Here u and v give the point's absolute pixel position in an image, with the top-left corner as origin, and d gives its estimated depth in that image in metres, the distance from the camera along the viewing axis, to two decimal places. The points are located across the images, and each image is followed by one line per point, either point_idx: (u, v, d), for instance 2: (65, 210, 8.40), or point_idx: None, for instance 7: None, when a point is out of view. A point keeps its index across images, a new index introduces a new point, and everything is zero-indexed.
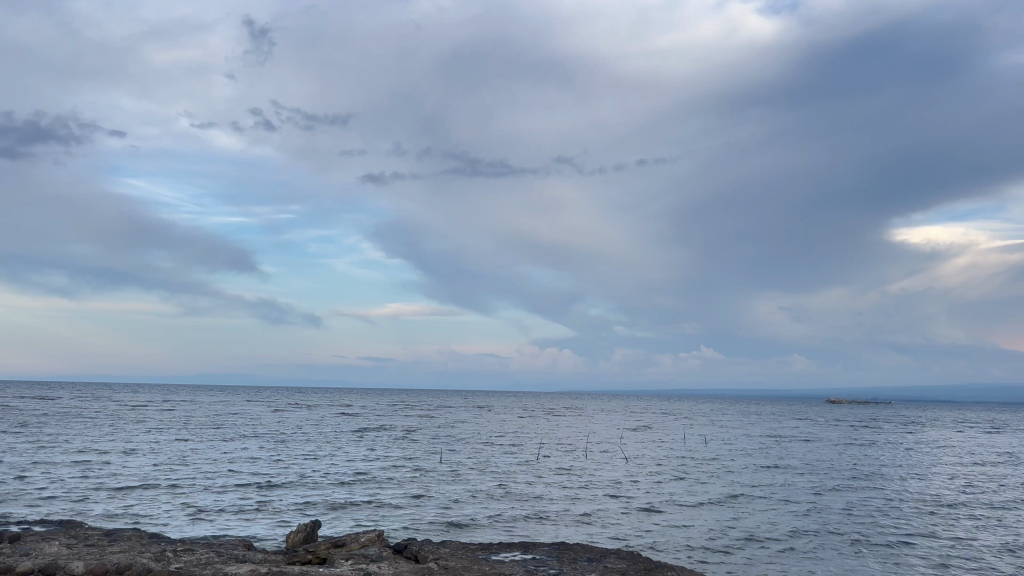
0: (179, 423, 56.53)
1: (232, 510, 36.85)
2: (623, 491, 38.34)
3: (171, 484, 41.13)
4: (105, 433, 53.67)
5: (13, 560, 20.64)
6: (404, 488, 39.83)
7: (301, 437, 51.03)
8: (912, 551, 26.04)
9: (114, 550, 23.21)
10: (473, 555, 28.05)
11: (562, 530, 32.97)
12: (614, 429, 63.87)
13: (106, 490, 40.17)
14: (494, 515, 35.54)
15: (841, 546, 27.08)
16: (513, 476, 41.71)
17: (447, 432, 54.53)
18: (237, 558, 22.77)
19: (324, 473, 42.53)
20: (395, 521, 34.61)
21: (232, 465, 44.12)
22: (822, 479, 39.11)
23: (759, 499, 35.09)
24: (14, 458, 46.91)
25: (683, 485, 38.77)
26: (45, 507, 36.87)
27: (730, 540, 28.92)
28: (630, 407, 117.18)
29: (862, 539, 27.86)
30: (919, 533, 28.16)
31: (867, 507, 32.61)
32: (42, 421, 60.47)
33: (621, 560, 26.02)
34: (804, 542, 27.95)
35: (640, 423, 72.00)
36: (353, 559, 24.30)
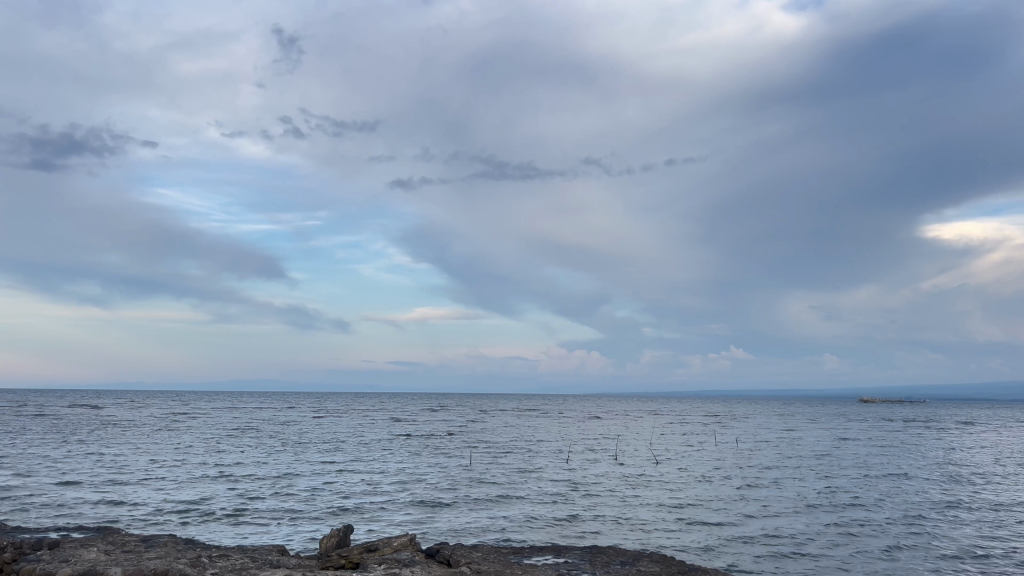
0: (218, 429, 57.06)
1: (266, 515, 37.09)
2: (655, 493, 38.22)
3: (203, 489, 41.63)
4: (143, 439, 54.76)
5: (51, 568, 20.79)
6: (436, 492, 39.88)
7: (334, 441, 51.60)
8: (945, 553, 25.59)
9: (151, 556, 23.41)
10: (506, 559, 28.09)
11: (596, 532, 32.93)
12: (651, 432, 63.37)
13: (140, 495, 40.81)
14: (526, 518, 35.42)
15: (875, 549, 26.66)
16: (547, 479, 41.59)
17: (485, 436, 54.24)
18: (271, 563, 22.91)
19: (357, 477, 42.83)
20: (428, 525, 34.63)
21: (268, 471, 44.37)
22: (858, 480, 38.51)
23: (793, 500, 34.90)
24: (55, 466, 47.71)
25: (717, 487, 38.60)
26: (85, 513, 37.46)
27: (767, 543, 28.66)
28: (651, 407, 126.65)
29: (903, 540, 27.49)
30: (955, 535, 27.61)
31: (902, 508, 32.20)
32: (85, 428, 61.41)
33: (654, 563, 25.77)
34: (843, 544, 27.59)
35: (676, 425, 71.48)
36: (386, 563, 24.31)
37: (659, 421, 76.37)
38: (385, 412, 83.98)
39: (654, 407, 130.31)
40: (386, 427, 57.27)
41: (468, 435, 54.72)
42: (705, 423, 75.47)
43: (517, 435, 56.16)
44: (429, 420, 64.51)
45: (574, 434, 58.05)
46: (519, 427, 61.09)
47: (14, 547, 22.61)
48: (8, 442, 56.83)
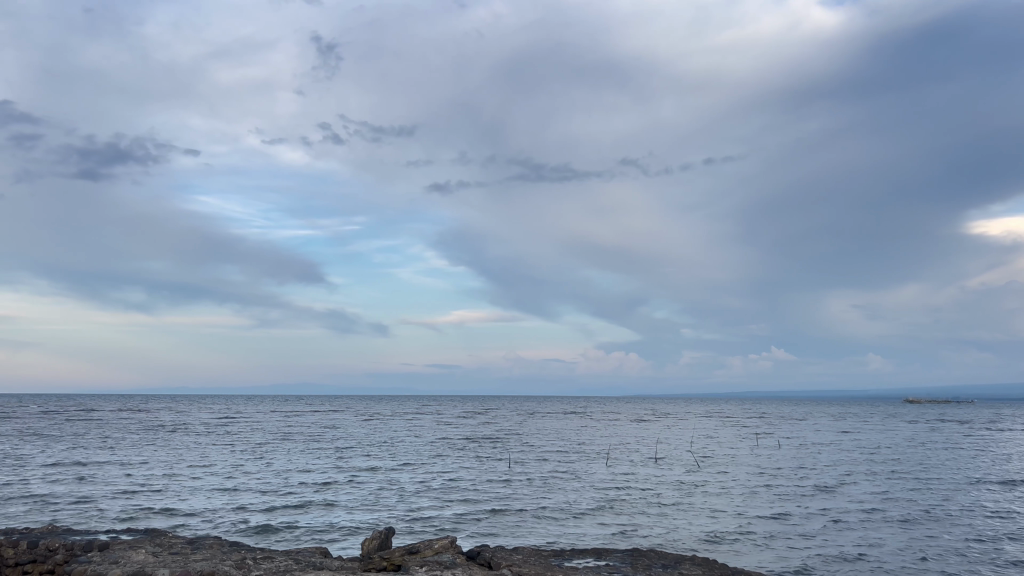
0: (262, 433, 57.69)
1: (308, 517, 37.54)
2: (699, 496, 37.79)
3: (247, 491, 42.33)
4: (190, 442, 55.58)
5: (102, 568, 21.22)
6: (477, 495, 39.87)
7: (375, 443, 52.15)
8: (992, 562, 24.95)
9: (198, 558, 23.80)
10: (547, 562, 28.03)
11: (636, 535, 32.76)
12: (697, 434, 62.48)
13: (185, 497, 41.57)
14: (568, 522, 35.25)
15: (921, 556, 26.09)
16: (588, 482, 41.31)
17: (527, 439, 54.06)
18: (315, 565, 23.14)
19: (397, 479, 43.16)
20: (469, 528, 34.65)
21: (313, 474, 44.80)
22: (904, 484, 37.59)
23: (837, 504, 34.33)
24: (106, 469, 48.71)
25: (760, 490, 38.18)
26: (135, 515, 38.20)
27: (810, 547, 28.28)
28: (659, 407, 138.45)
29: (951, 548, 26.79)
30: (1004, 544, 26.82)
31: (953, 513, 31.49)
32: (134, 432, 62.55)
33: (696, 567, 25.51)
34: (891, 550, 27.07)
35: (721, 427, 70.47)
36: (426, 565, 24.35)
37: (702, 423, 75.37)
38: (407, 412, 94.92)
39: (677, 407, 136.38)
40: (429, 430, 57.34)
41: (510, 438, 54.60)
42: (748, 425, 74.85)
43: (559, 437, 55.87)
44: (472, 424, 64.45)
45: (617, 437, 57.49)
46: (563, 430, 60.69)
47: (66, 547, 23.15)
48: (60, 445, 58.37)
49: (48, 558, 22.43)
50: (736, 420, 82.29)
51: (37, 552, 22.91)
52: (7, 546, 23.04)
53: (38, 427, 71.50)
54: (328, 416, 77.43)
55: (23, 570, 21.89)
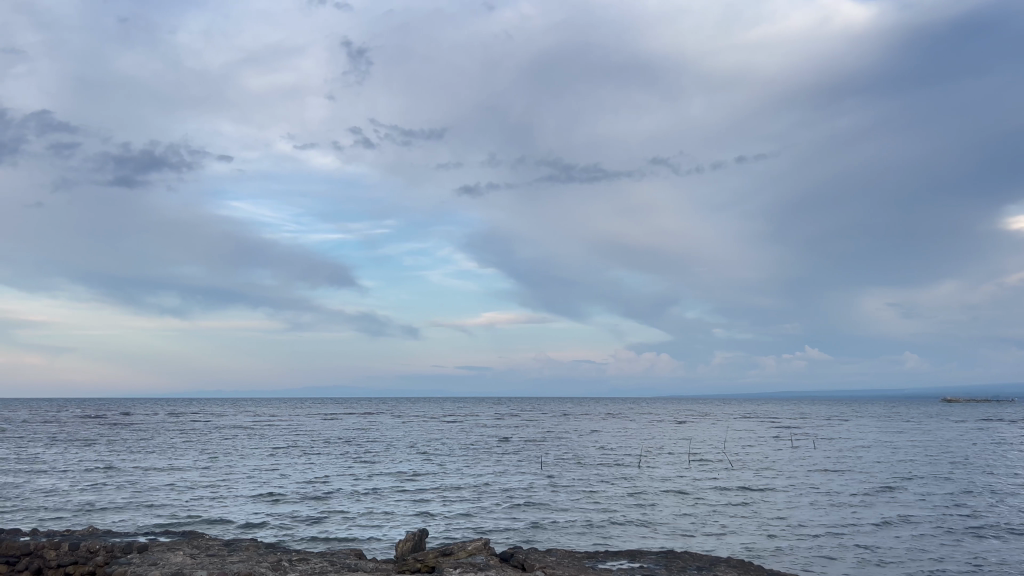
0: (296, 435, 58.13)
1: (343, 518, 37.92)
2: (734, 498, 37.50)
3: (282, 492, 42.86)
4: (225, 445, 56.14)
5: (143, 569, 21.53)
6: (509, 496, 39.93)
7: (407, 444, 52.69)
8: None
9: (234, 560, 23.98)
10: (580, 564, 27.88)
11: (670, 536, 32.67)
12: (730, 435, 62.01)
13: (221, 500, 42.06)
14: (601, 523, 35.20)
15: (959, 560, 25.65)
16: (620, 484, 41.20)
17: (559, 441, 53.99)
18: (350, 567, 23.16)
19: (430, 480, 43.55)
20: (502, 529, 34.68)
21: (347, 476, 45.12)
22: (943, 486, 37.06)
23: (873, 505, 34.06)
24: (143, 472, 49.32)
25: (793, 491, 37.92)
26: (172, 517, 38.82)
27: (848, 549, 27.91)
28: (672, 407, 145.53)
29: (991, 553, 26.29)
30: None
31: (990, 515, 31.10)
32: (169, 436, 63.30)
33: (732, 569, 25.28)
34: (931, 554, 26.60)
35: (757, 428, 69.75)
36: (461, 567, 24.35)
37: (736, 424, 74.61)
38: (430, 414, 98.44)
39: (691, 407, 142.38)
40: (460, 433, 57.41)
41: (542, 440, 54.54)
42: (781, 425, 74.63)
43: (591, 439, 55.71)
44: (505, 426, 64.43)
45: (649, 438, 57.22)
46: (595, 432, 60.47)
47: (107, 549, 23.39)
48: (99, 449, 59.25)
49: (89, 559, 22.67)
50: (770, 420, 81.92)
51: (78, 554, 23.19)
52: (48, 548, 23.32)
53: (76, 431, 72.60)
54: (362, 418, 78.36)
55: (65, 571, 22.14)
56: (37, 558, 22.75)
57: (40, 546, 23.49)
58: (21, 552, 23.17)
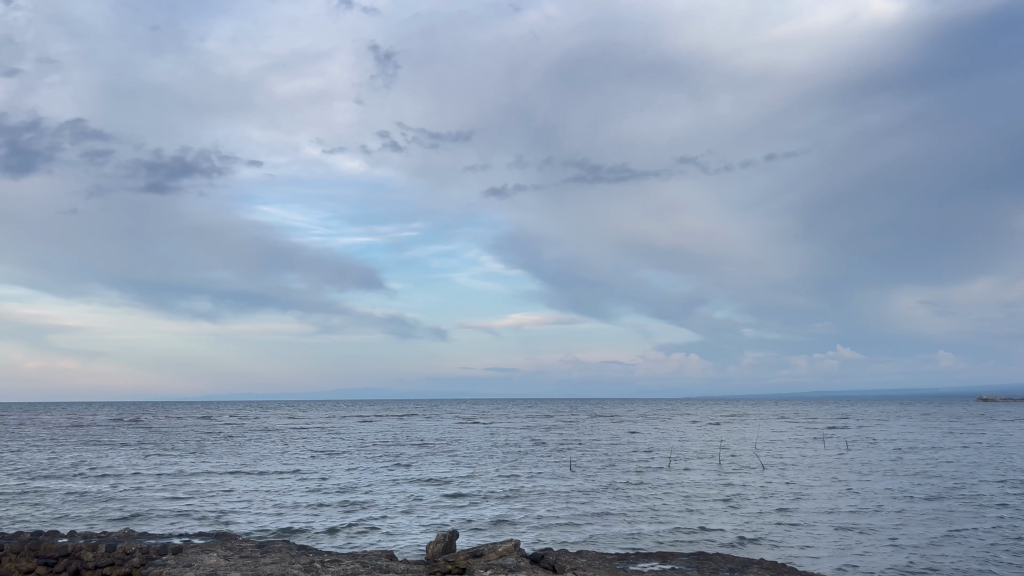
0: (326, 438, 58.53)
1: (374, 517, 38.42)
2: (765, 498, 37.34)
3: (315, 492, 43.42)
4: (258, 448, 56.64)
5: (179, 571, 21.73)
6: (539, 496, 40.11)
7: (437, 445, 53.21)
8: None
9: (267, 562, 24.09)
10: (612, 564, 27.77)
11: (701, 536, 32.67)
12: (762, 436, 61.61)
13: (255, 501, 42.57)
14: (633, 523, 35.15)
15: (993, 563, 25.30)
16: (651, 484, 41.15)
17: (590, 442, 53.96)
18: (382, 568, 23.19)
19: (460, 480, 43.96)
20: (535, 530, 34.81)
21: (379, 477, 45.48)
22: (977, 487, 36.50)
23: (907, 505, 33.69)
24: (177, 474, 49.95)
25: (827, 490, 37.66)
26: (209, 517, 39.47)
27: (878, 550, 27.67)
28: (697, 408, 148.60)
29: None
30: None
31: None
32: (201, 439, 63.98)
33: (764, 570, 25.09)
34: (964, 556, 26.29)
35: (791, 429, 69.02)
36: (492, 568, 24.34)
37: (769, 425, 74.01)
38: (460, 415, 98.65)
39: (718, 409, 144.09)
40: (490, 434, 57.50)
41: (573, 441, 54.53)
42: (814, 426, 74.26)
43: (622, 440, 55.51)
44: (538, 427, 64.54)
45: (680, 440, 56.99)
46: (626, 433, 60.26)
47: (142, 551, 23.61)
48: (133, 452, 60.06)
49: (126, 561, 22.87)
50: (802, 421, 81.43)
51: (115, 555, 23.46)
52: (86, 550, 23.59)
53: (110, 434, 73.62)
54: (394, 420, 79.04)
55: (102, 572, 22.37)
56: (75, 560, 23.01)
57: (78, 547, 23.78)
58: (60, 553, 23.46)
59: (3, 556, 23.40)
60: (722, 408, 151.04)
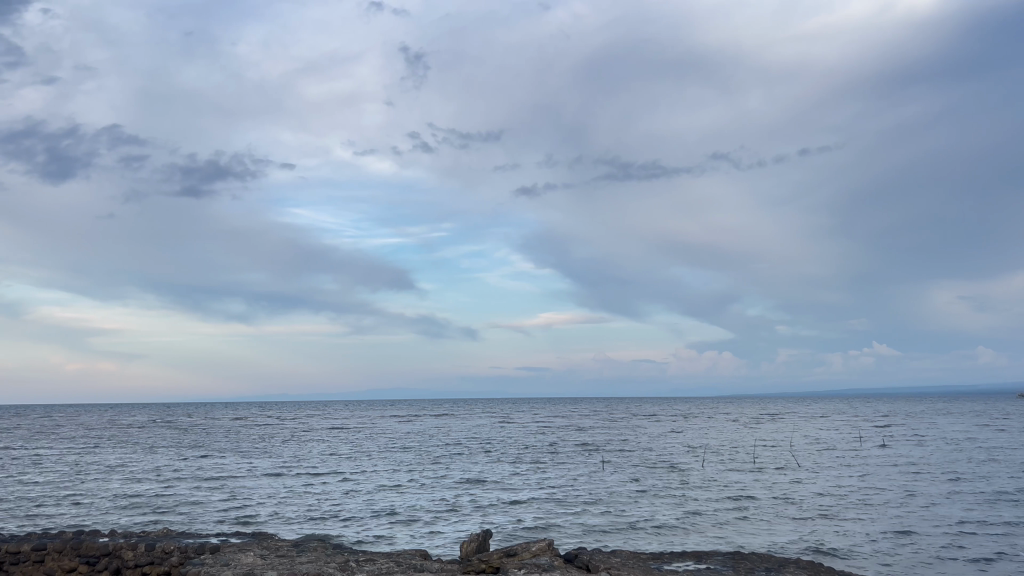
0: (362, 438, 58.72)
1: (409, 517, 38.48)
2: (803, 497, 36.78)
3: (352, 493, 43.65)
4: (295, 449, 56.94)
5: (216, 570, 21.96)
6: (573, 496, 39.91)
7: (473, 445, 53.12)
8: None
9: (303, 561, 24.27)
10: (646, 564, 27.54)
11: (737, 535, 32.33)
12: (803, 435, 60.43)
13: (292, 501, 42.89)
14: (669, 523, 34.83)
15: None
16: (688, 484, 40.72)
17: (626, 442, 53.46)
18: (416, 567, 23.22)
19: (495, 480, 43.85)
20: (569, 529, 34.66)
21: (414, 477, 45.57)
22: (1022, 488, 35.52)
23: (946, 506, 32.97)
24: (214, 475, 50.46)
25: (866, 490, 37.00)
26: (247, 517, 39.89)
27: (916, 550, 27.20)
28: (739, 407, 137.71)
29: None
30: None
31: None
32: (238, 439, 64.47)
33: (801, 569, 24.81)
34: (1005, 558, 25.70)
35: (833, 428, 67.58)
36: (525, 568, 24.28)
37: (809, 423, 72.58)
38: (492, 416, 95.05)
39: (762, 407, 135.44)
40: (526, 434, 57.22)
41: (609, 441, 54.08)
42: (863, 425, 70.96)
43: (659, 440, 54.91)
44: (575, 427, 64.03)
45: (718, 439, 56.16)
46: (664, 432, 59.53)
47: (181, 550, 23.94)
48: (172, 453, 60.71)
49: (165, 560, 23.16)
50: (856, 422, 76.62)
51: (154, 554, 23.77)
52: (126, 549, 23.94)
53: (149, 435, 74.64)
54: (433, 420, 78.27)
55: (141, 571, 22.66)
56: (116, 559, 23.31)
57: (118, 547, 24.11)
58: (100, 552, 23.78)
59: (46, 556, 23.73)
60: (764, 408, 138.40)
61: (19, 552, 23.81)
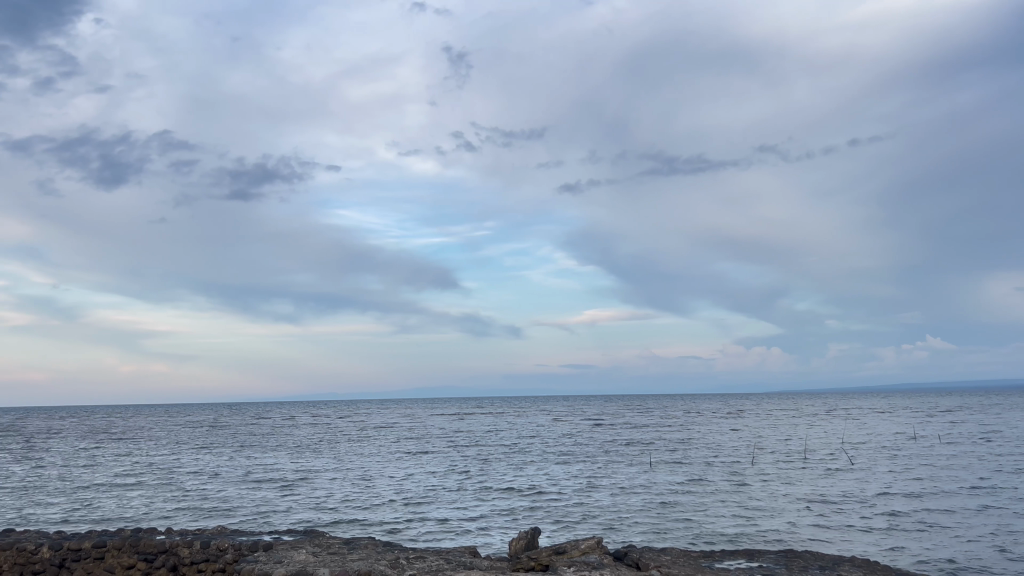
0: (412, 438, 58.42)
1: (457, 518, 38.27)
2: (860, 497, 35.69)
3: (400, 492, 43.59)
4: (346, 448, 56.97)
5: (268, 568, 22.08)
6: (623, 496, 39.28)
7: (521, 444, 52.54)
8: None
9: (354, 557, 24.42)
10: (696, 564, 26.85)
11: (791, 535, 31.55)
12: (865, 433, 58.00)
13: (341, 500, 43.01)
14: (721, 523, 34.13)
15: None
16: (742, 484, 39.77)
17: (680, 441, 52.28)
18: (466, 564, 23.14)
19: (542, 479, 43.42)
20: (619, 529, 34.15)
21: (462, 477, 45.29)
22: None
23: (1009, 507, 31.74)
24: (266, 475, 50.77)
25: (927, 490, 35.78)
26: (298, 516, 40.09)
27: (977, 552, 26.24)
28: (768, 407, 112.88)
29: None
30: None
31: None
32: (290, 439, 64.76)
33: (856, 569, 24.22)
34: None
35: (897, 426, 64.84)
36: (574, 566, 24.06)
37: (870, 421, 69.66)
38: (541, 416, 85.58)
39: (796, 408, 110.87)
40: (577, 433, 56.30)
41: (662, 440, 52.97)
42: (932, 423, 67.11)
43: (714, 438, 53.57)
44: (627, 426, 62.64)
45: (774, 437, 54.41)
46: (721, 431, 57.94)
47: (235, 547, 24.30)
48: (225, 453, 61.30)
49: (220, 558, 23.55)
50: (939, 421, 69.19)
51: (209, 552, 24.13)
52: (182, 547, 24.33)
53: (203, 435, 75.60)
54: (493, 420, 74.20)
55: (197, 568, 22.94)
56: (172, 556, 23.74)
57: (174, 544, 24.50)
58: (157, 549, 24.20)
59: (106, 552, 24.17)
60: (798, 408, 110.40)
61: (80, 549, 24.29)
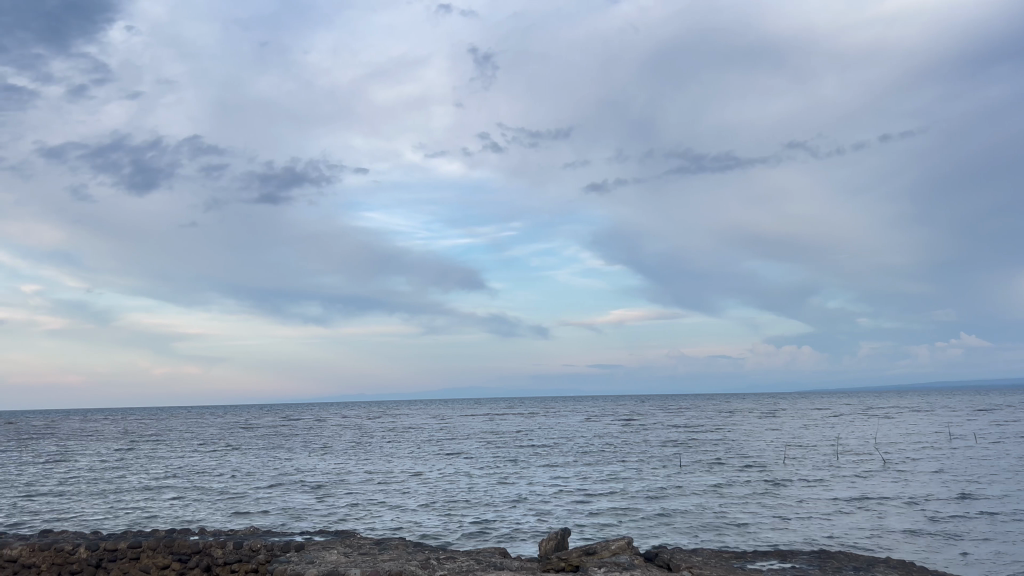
0: (443, 438, 58.57)
1: (489, 518, 38.37)
2: (895, 497, 35.23)
3: (431, 492, 43.80)
4: (378, 449, 57.28)
5: (300, 568, 22.21)
6: (654, 496, 39.17)
7: (552, 445, 52.47)
8: None
9: (385, 558, 24.46)
10: (727, 564, 26.70)
11: (825, 535, 31.27)
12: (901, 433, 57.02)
13: (373, 501, 43.32)
14: (753, 523, 33.91)
15: None
16: (774, 484, 39.43)
17: (712, 441, 51.87)
18: (496, 564, 23.12)
19: (573, 479, 43.44)
20: (651, 529, 34.06)
21: (493, 477, 45.40)
22: None
23: None
24: (300, 475, 51.25)
25: (964, 490, 35.20)
26: (330, 516, 40.46)
27: (1013, 554, 25.83)
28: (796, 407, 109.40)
29: None
30: None
31: None
32: (323, 440, 65.34)
33: (891, 569, 23.93)
34: None
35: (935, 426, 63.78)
36: (605, 567, 23.96)
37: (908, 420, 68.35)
38: (573, 416, 86.70)
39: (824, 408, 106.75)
40: (608, 433, 56.07)
41: (694, 440, 52.60)
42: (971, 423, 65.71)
43: (746, 438, 53.08)
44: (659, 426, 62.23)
45: (808, 437, 53.74)
46: (753, 431, 57.39)
47: (267, 547, 24.49)
48: (259, 454, 61.98)
49: (253, 557, 23.75)
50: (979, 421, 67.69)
51: (242, 552, 24.34)
52: (216, 547, 24.56)
53: (237, 435, 76.57)
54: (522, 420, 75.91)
55: (231, 569, 23.12)
56: (206, 556, 23.97)
57: (208, 545, 24.73)
58: (191, 550, 24.45)
59: (141, 552, 24.48)
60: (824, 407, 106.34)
61: (116, 549, 24.63)
